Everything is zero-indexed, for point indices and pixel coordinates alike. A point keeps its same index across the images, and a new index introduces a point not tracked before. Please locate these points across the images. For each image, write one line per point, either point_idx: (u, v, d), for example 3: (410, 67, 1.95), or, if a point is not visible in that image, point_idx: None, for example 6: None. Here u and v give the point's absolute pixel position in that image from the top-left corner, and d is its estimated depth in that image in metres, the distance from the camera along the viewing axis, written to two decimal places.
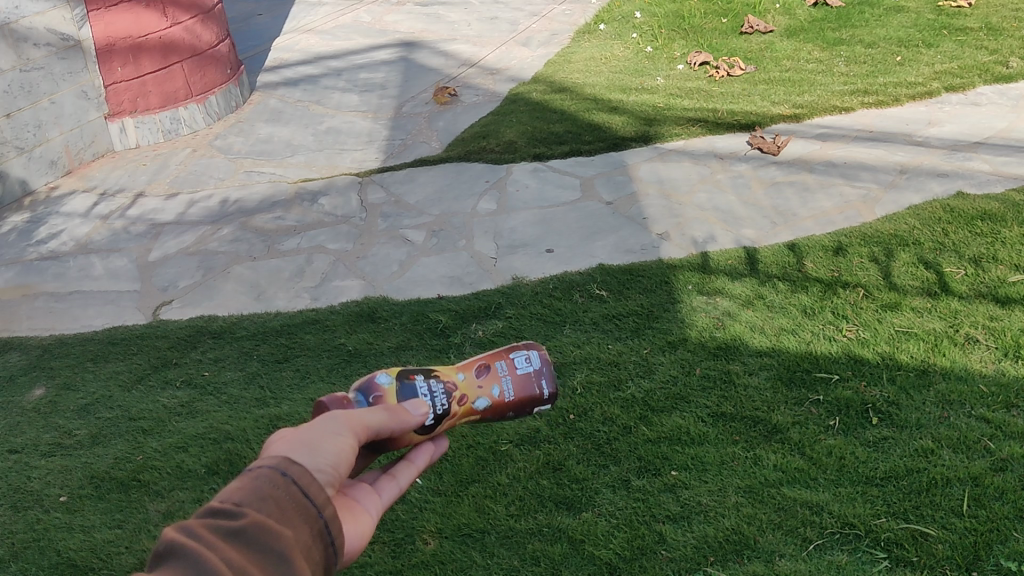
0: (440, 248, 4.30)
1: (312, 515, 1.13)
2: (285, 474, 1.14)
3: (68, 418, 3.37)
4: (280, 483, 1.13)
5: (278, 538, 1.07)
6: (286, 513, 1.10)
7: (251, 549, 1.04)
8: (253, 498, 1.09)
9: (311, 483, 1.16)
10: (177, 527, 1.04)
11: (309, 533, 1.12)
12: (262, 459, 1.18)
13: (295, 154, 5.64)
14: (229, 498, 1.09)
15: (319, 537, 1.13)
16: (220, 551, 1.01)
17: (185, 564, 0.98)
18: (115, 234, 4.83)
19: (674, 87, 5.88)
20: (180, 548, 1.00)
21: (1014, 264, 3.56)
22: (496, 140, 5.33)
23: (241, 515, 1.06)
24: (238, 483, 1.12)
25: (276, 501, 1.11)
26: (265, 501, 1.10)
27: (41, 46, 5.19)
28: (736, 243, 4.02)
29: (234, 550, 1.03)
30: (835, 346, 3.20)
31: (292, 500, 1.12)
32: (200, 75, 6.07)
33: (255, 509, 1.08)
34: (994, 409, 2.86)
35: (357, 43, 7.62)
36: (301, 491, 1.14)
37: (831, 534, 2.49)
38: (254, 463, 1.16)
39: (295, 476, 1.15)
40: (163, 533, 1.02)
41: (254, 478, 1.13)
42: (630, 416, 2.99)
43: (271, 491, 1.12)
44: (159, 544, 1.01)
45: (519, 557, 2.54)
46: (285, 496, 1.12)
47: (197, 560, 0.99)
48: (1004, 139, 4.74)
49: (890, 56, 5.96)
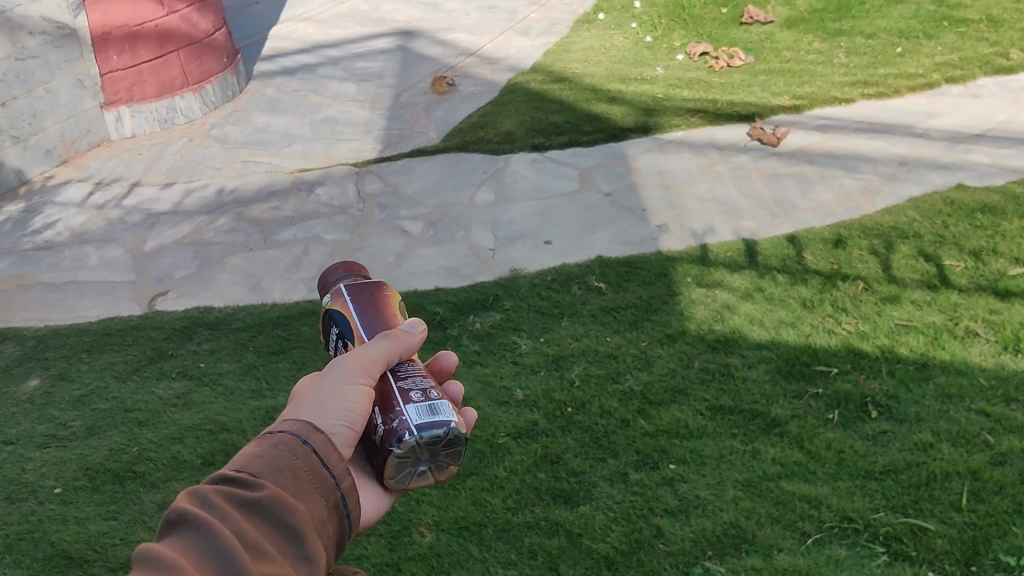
0: (438, 240, 4.27)
1: (330, 486, 1.12)
2: (304, 443, 1.14)
3: (63, 409, 3.35)
4: (298, 453, 1.12)
5: (293, 512, 1.05)
6: (303, 485, 1.10)
7: (266, 522, 1.03)
8: (271, 469, 1.08)
9: (331, 453, 1.16)
10: (193, 493, 1.02)
11: (324, 507, 1.11)
12: (281, 424, 1.18)
13: (292, 143, 5.61)
14: (246, 467, 1.08)
15: (335, 510, 1.12)
16: (234, 523, 1.00)
17: (197, 536, 0.97)
18: (110, 224, 4.80)
19: (674, 78, 5.84)
20: (193, 517, 0.98)
21: (1014, 257, 3.54)
22: (495, 130, 5.30)
23: (258, 487, 1.05)
24: (256, 450, 1.12)
25: (294, 472, 1.10)
26: (283, 472, 1.09)
27: (36, 34, 5.16)
28: (735, 235, 4.00)
29: (248, 523, 1.02)
30: (835, 339, 3.18)
31: (310, 472, 1.11)
32: (196, 63, 6.01)
33: (274, 481, 1.07)
34: (993, 402, 2.84)
35: (355, 32, 7.57)
36: (321, 462, 1.13)
37: (829, 528, 2.48)
38: (273, 429, 1.16)
39: (315, 445, 1.15)
40: (176, 500, 1.00)
41: (272, 448, 1.12)
42: (628, 409, 2.97)
43: (290, 461, 1.11)
44: (172, 510, 0.99)
45: (516, 551, 2.53)
46: (302, 467, 1.11)
47: (207, 532, 0.97)
48: (1004, 131, 4.71)
49: (890, 47, 5.93)
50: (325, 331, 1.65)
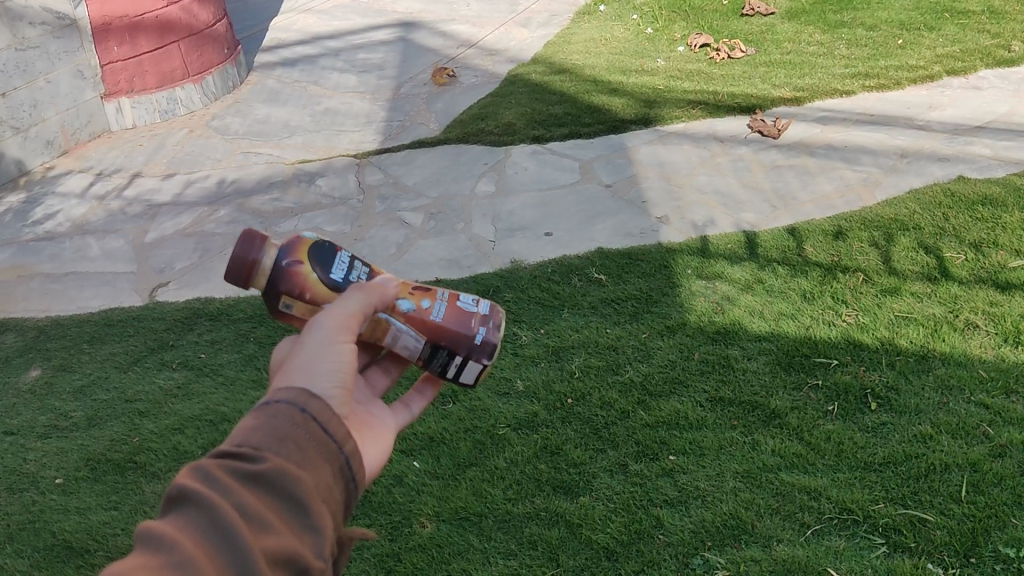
0: (438, 231, 4.27)
1: (333, 452, 1.11)
2: (303, 410, 1.12)
3: (64, 400, 3.36)
4: (299, 421, 1.10)
5: (297, 482, 1.04)
6: (306, 454, 1.08)
7: (271, 493, 1.01)
8: (272, 439, 1.06)
9: (331, 418, 1.13)
10: (195, 470, 1.01)
11: (329, 472, 1.09)
12: (279, 391, 1.15)
13: (293, 135, 5.60)
14: (246, 440, 1.06)
15: (340, 475, 1.11)
16: (235, 496, 0.98)
17: (198, 513, 0.96)
18: (111, 215, 4.80)
19: (674, 70, 5.84)
20: (193, 493, 0.97)
21: (1015, 249, 3.54)
22: (495, 122, 5.29)
23: (260, 459, 1.03)
24: (255, 421, 1.09)
25: (295, 441, 1.08)
26: (285, 442, 1.07)
27: (36, 25, 5.14)
28: (736, 227, 4.00)
29: (251, 494, 1.00)
30: (835, 331, 3.19)
31: (312, 440, 1.09)
32: (196, 55, 6.01)
33: (276, 451, 1.05)
34: (993, 394, 2.84)
35: (355, 23, 7.56)
36: (322, 428, 1.11)
37: (828, 519, 2.49)
38: (270, 398, 1.13)
39: (315, 412, 1.12)
40: (176, 477, 0.99)
41: (271, 418, 1.09)
42: (628, 400, 2.98)
43: (290, 430, 1.09)
44: (172, 488, 0.98)
45: (516, 541, 2.54)
46: (304, 435, 1.09)
47: (209, 509, 0.96)
48: (1005, 124, 4.70)
49: (891, 39, 5.92)
50: (327, 265, 1.52)
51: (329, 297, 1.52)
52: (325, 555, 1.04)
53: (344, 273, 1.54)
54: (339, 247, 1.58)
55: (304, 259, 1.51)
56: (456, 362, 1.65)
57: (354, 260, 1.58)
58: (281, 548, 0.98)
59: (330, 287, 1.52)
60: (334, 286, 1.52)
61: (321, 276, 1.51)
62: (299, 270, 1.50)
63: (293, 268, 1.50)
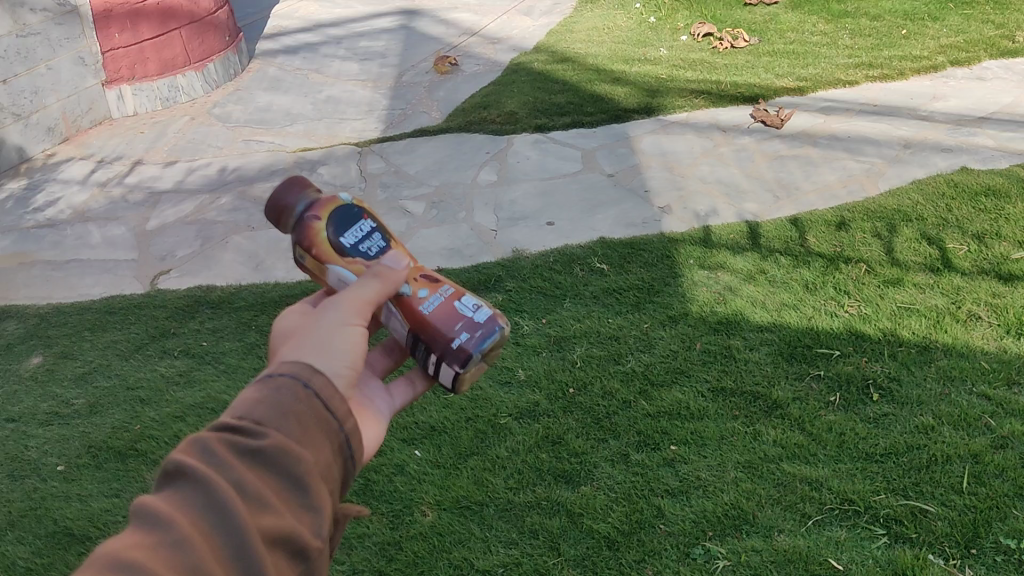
0: (440, 220, 4.26)
1: (333, 430, 1.08)
2: (306, 386, 1.09)
3: (65, 387, 3.36)
4: (302, 396, 1.07)
5: (298, 461, 1.02)
6: (308, 430, 1.05)
7: (271, 471, 1.00)
8: (274, 415, 1.04)
9: (334, 395, 1.10)
10: (195, 444, 0.99)
11: (329, 450, 1.07)
12: (283, 363, 1.12)
13: (294, 122, 5.59)
14: (248, 413, 1.04)
15: (339, 452, 1.09)
16: (235, 473, 0.97)
17: (195, 490, 0.95)
18: (113, 202, 4.79)
19: (677, 59, 5.81)
20: (192, 470, 0.96)
21: (1018, 241, 3.53)
22: (497, 110, 5.28)
23: (262, 436, 1.01)
24: (258, 393, 1.07)
25: (298, 416, 1.05)
26: (287, 417, 1.05)
27: (37, 11, 5.13)
28: (737, 217, 3.99)
29: (251, 471, 0.99)
30: (836, 322, 3.18)
31: (314, 417, 1.07)
32: (198, 42, 6.00)
33: (277, 427, 1.03)
34: (996, 385, 2.84)
35: (357, 11, 7.53)
36: (324, 405, 1.08)
37: (830, 509, 2.49)
38: (274, 371, 1.10)
39: (318, 388, 1.09)
40: (176, 451, 0.98)
41: (274, 391, 1.07)
42: (630, 390, 2.98)
43: (293, 405, 1.06)
44: (170, 461, 0.97)
45: (517, 530, 2.54)
46: (307, 411, 1.06)
47: (206, 487, 0.94)
48: (1008, 114, 4.66)
49: (894, 29, 5.89)
50: (343, 229, 1.44)
51: (331, 259, 1.43)
52: (323, 533, 1.03)
53: (356, 240, 1.44)
54: (371, 217, 1.49)
55: (323, 217, 1.45)
56: (432, 361, 1.49)
57: (378, 231, 1.47)
58: (280, 529, 0.97)
59: (335, 248, 1.43)
60: (342, 250, 1.43)
61: (331, 235, 1.44)
62: (312, 224, 1.44)
63: (308, 221, 1.45)
